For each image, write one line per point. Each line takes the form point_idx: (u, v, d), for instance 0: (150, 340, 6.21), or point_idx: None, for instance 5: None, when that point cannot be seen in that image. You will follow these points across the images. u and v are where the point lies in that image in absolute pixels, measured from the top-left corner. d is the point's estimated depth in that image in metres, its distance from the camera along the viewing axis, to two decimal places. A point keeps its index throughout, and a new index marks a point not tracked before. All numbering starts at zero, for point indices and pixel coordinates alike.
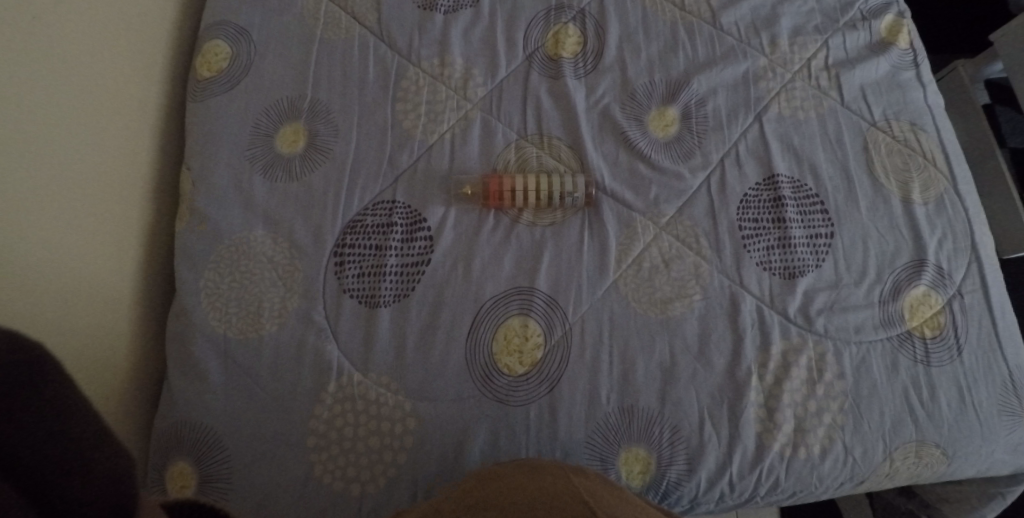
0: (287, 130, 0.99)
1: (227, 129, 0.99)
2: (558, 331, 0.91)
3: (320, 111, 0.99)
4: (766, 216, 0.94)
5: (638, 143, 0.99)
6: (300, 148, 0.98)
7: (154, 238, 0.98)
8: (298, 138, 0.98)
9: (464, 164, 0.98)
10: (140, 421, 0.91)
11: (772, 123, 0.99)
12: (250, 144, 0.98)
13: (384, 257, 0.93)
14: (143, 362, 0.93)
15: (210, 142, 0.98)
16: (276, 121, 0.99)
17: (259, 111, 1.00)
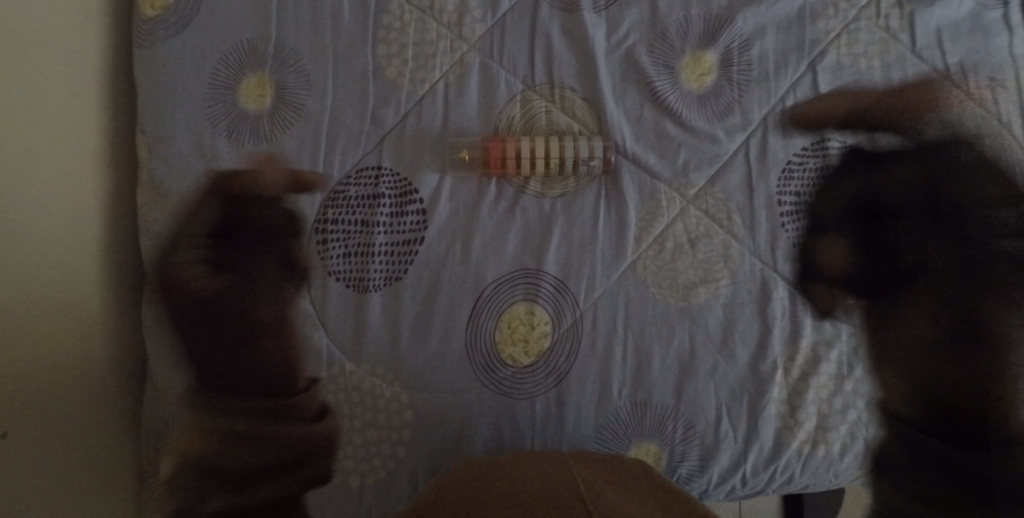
0: (251, 80, 0.84)
1: (181, 80, 0.84)
2: (567, 319, 0.82)
3: (288, 56, 0.84)
4: (810, 189, 0.83)
5: (667, 97, 0.85)
6: (269, 103, 0.84)
7: (115, 218, 0.88)
8: (265, 91, 0.84)
9: (462, 122, 0.84)
10: (120, 434, 0.87)
11: (826, 74, 0.85)
12: (210, 98, 0.84)
13: (373, 235, 0.83)
14: (117, 362, 0.87)
15: (165, 98, 0.84)
16: (237, 68, 0.84)
17: (218, 58, 0.84)
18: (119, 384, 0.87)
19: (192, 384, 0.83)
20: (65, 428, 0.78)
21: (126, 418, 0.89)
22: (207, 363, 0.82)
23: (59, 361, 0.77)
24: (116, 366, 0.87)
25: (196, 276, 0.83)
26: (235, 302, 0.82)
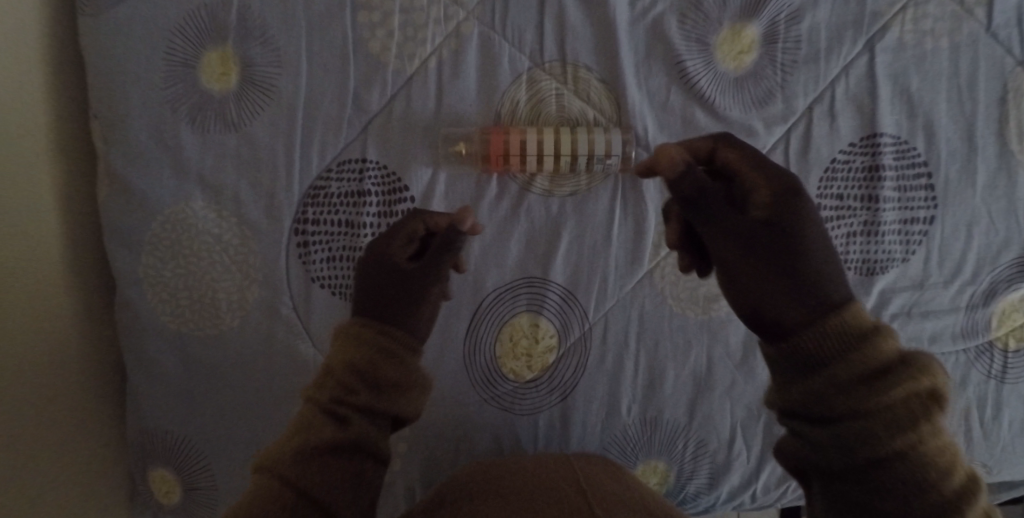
0: (213, 55, 0.73)
1: (136, 51, 0.73)
2: (574, 333, 0.75)
3: (253, 27, 0.73)
4: (855, 192, 0.74)
5: (699, 79, 0.74)
6: (234, 83, 0.73)
7: (77, 207, 0.77)
8: (230, 68, 0.73)
9: (458, 107, 0.74)
10: (102, 442, 0.82)
11: (886, 55, 0.74)
12: (167, 75, 0.73)
13: (359, 238, 0.75)
14: (93, 368, 0.80)
15: (116, 73, 0.73)
16: (197, 40, 0.73)
17: (175, 26, 0.73)
18: (96, 391, 0.81)
19: (174, 394, 0.79)
20: (39, 449, 0.72)
21: (109, 425, 0.83)
22: (375, 297, 0.62)
23: (27, 383, 0.71)
24: (91, 372, 0.80)
25: (405, 258, 0.64)
26: (422, 272, 0.63)
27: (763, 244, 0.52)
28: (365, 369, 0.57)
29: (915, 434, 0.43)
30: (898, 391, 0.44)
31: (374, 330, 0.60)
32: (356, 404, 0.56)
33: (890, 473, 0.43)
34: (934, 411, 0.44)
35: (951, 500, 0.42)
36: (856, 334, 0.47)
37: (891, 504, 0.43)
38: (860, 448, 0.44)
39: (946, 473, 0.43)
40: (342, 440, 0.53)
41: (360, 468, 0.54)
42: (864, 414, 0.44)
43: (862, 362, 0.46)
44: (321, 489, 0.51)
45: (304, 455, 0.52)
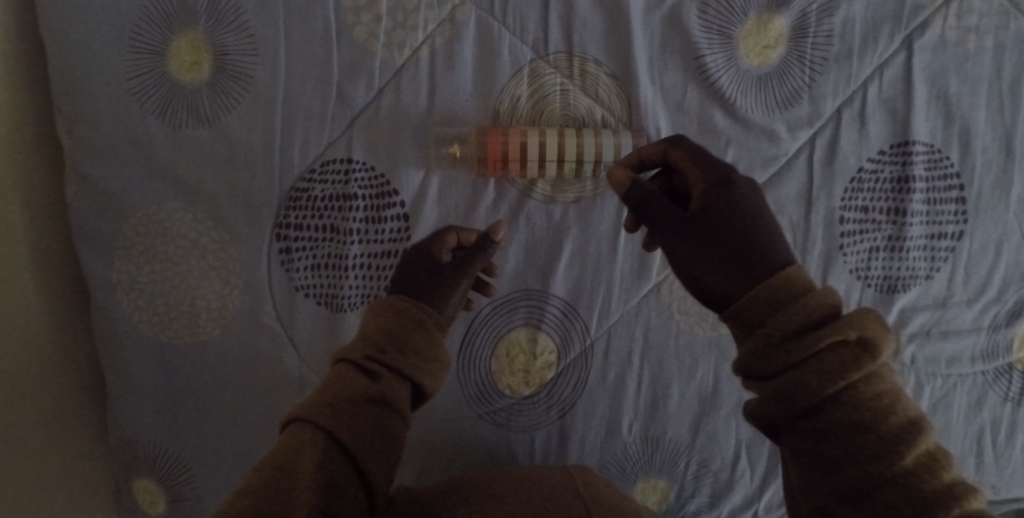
0: (182, 41, 0.68)
1: (98, 39, 0.68)
2: (575, 349, 0.70)
3: (224, 12, 0.67)
4: (881, 204, 0.68)
5: (719, 77, 0.67)
6: (206, 75, 0.68)
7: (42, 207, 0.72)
8: (202, 57, 0.68)
9: (452, 103, 0.68)
10: (86, 451, 0.78)
11: (925, 54, 0.67)
12: (132, 64, 0.68)
13: (345, 245, 0.69)
14: (70, 377, 0.76)
15: (77, 63, 0.68)
16: (163, 28, 0.68)
17: (140, 11, 0.68)
18: (76, 400, 0.77)
19: (156, 403, 0.76)
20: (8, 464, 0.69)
21: (93, 434, 0.79)
22: (409, 282, 0.61)
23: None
24: (68, 380, 0.76)
25: (444, 254, 0.63)
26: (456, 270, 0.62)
27: (697, 229, 0.51)
28: (395, 334, 0.56)
29: (846, 380, 0.43)
30: (829, 341, 0.43)
31: (404, 302, 0.58)
32: (387, 363, 0.54)
33: (829, 417, 0.43)
34: (867, 358, 0.43)
35: (892, 437, 0.42)
36: (795, 292, 0.46)
37: (835, 448, 0.43)
38: (795, 399, 0.44)
39: (885, 413, 0.43)
40: (373, 396, 0.52)
41: (390, 428, 0.52)
42: (796, 367, 0.44)
43: (802, 313, 0.45)
44: (354, 439, 0.49)
45: (337, 402, 0.51)
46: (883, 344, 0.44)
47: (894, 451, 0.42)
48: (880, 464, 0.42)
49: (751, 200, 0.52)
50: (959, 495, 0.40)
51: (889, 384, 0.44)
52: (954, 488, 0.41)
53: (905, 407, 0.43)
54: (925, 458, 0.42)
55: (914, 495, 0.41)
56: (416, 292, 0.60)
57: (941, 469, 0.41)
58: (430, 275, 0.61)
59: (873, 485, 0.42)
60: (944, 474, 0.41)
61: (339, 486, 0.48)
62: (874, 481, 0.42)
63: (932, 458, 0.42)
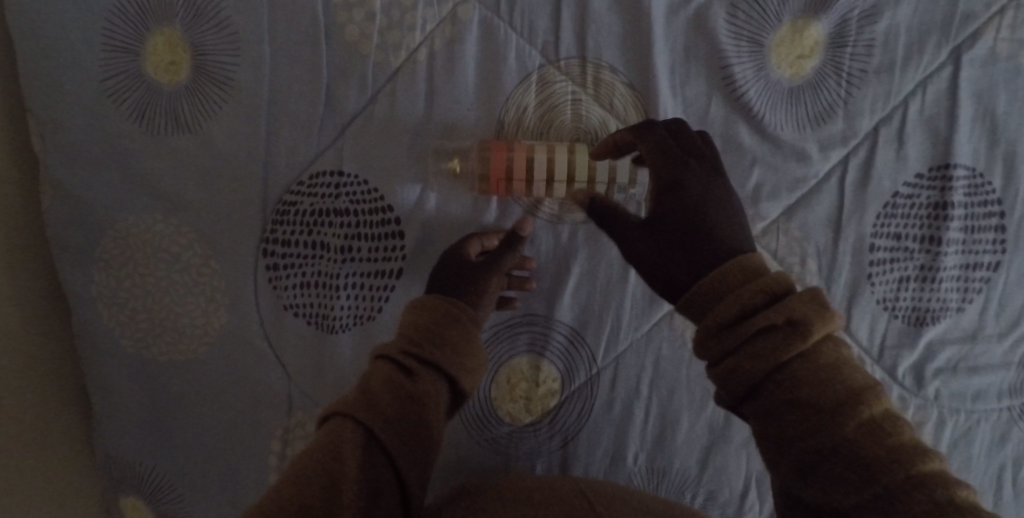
0: (158, 39, 0.64)
1: (71, 38, 0.64)
2: (580, 376, 0.66)
3: (204, 10, 0.63)
4: (915, 231, 0.63)
5: (747, 89, 0.61)
6: (184, 77, 0.64)
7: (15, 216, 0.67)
8: (180, 57, 0.64)
9: (453, 112, 0.62)
10: (68, 468, 0.74)
11: (971, 68, 0.61)
12: (107, 65, 0.64)
13: (336, 264, 0.65)
14: (50, 391, 0.71)
15: (49, 63, 0.64)
16: (139, 26, 0.64)
17: (112, 8, 0.64)
18: (59, 415, 0.73)
19: (139, 421, 0.71)
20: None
21: (78, 449, 0.74)
22: (441, 278, 0.58)
23: None
24: (47, 395, 0.71)
25: (475, 251, 0.61)
26: (488, 263, 0.59)
27: (658, 231, 0.50)
28: (429, 328, 0.53)
29: (775, 362, 0.42)
30: (756, 327, 0.43)
31: (440, 298, 0.56)
32: (423, 359, 0.51)
33: (769, 396, 0.43)
34: (799, 341, 0.42)
35: (829, 409, 0.41)
36: (737, 278, 0.45)
37: (779, 426, 0.42)
38: (731, 384, 0.44)
39: (821, 387, 0.41)
40: (411, 393, 0.49)
41: (429, 426, 0.49)
42: (731, 356, 0.43)
43: (739, 300, 0.44)
44: (389, 437, 0.47)
45: (374, 398, 0.48)
46: (815, 323, 0.42)
47: (836, 422, 0.41)
48: (824, 437, 0.41)
49: (706, 182, 0.51)
50: (902, 458, 0.39)
51: (828, 358, 0.42)
52: (897, 452, 0.39)
53: (847, 378, 0.42)
54: (867, 424, 0.40)
55: (857, 461, 0.40)
56: (450, 285, 0.58)
57: (886, 434, 0.40)
58: (463, 270, 0.59)
59: (819, 457, 0.41)
60: (888, 439, 0.40)
61: (375, 488, 0.45)
62: (822, 453, 0.41)
63: (875, 424, 0.40)
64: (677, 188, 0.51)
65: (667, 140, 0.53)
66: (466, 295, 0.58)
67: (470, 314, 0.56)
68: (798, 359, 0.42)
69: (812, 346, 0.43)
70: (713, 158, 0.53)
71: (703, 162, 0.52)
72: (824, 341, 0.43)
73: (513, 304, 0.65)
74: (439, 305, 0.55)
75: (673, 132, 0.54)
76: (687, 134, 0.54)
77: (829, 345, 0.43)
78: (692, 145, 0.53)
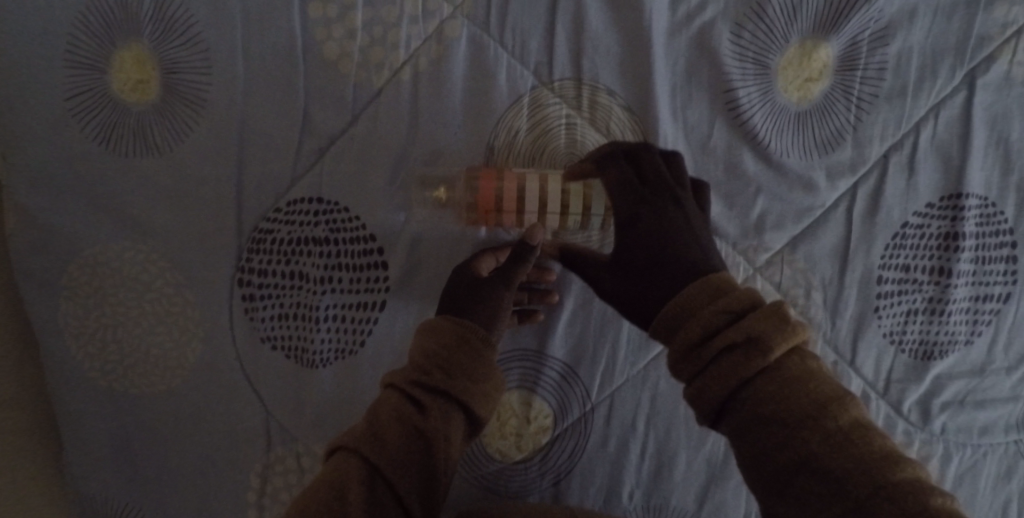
0: (125, 54, 0.60)
1: (32, 52, 0.60)
2: (573, 413, 0.63)
3: (175, 24, 0.59)
4: (924, 262, 0.60)
5: (752, 114, 0.57)
6: (152, 95, 0.60)
7: None
8: (148, 74, 0.60)
9: (440, 135, 0.59)
10: (26, 510, 0.68)
11: (986, 93, 0.59)
12: (70, 81, 0.60)
13: (316, 295, 0.61)
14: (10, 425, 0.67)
15: (9, 78, 0.60)
16: (104, 39, 0.60)
17: (75, 20, 0.59)
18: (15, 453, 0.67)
19: (103, 460, 0.66)
20: None
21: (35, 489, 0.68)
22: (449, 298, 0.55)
23: None
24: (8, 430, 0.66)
25: (483, 269, 0.57)
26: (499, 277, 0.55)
27: (622, 269, 0.50)
28: (440, 352, 0.50)
29: (740, 379, 0.41)
30: (717, 348, 0.42)
31: (451, 320, 0.52)
32: (432, 388, 0.48)
33: (738, 413, 0.41)
34: (758, 357, 0.41)
35: (797, 422, 0.39)
36: (700, 299, 0.44)
37: (751, 443, 0.41)
38: (702, 404, 0.43)
39: (787, 401, 0.40)
40: (420, 427, 0.46)
41: (440, 460, 0.46)
42: (699, 377, 0.43)
43: (699, 321, 0.43)
44: (394, 474, 0.45)
45: (381, 432, 0.46)
46: (775, 338, 0.41)
47: (803, 434, 0.39)
48: (794, 450, 0.39)
49: (669, 203, 0.50)
50: (870, 468, 0.37)
51: (793, 371, 0.41)
52: (865, 462, 0.37)
53: (814, 390, 0.40)
54: (835, 434, 0.39)
55: (826, 473, 0.38)
56: (459, 302, 0.54)
57: (854, 444, 0.38)
58: (471, 286, 0.54)
59: (792, 471, 0.39)
60: (855, 449, 0.38)
61: None
62: (794, 467, 0.39)
63: (843, 435, 0.39)
64: (631, 226, 0.50)
65: (629, 177, 0.51)
66: (475, 311, 0.53)
67: (484, 334, 0.52)
68: (763, 374, 0.41)
69: (777, 359, 0.41)
70: (677, 186, 0.51)
71: (664, 193, 0.50)
72: (789, 355, 0.42)
73: (535, 315, 0.61)
74: (445, 329, 0.51)
75: (634, 159, 0.52)
76: (648, 161, 0.51)
77: (795, 357, 0.42)
78: (653, 176, 0.51)
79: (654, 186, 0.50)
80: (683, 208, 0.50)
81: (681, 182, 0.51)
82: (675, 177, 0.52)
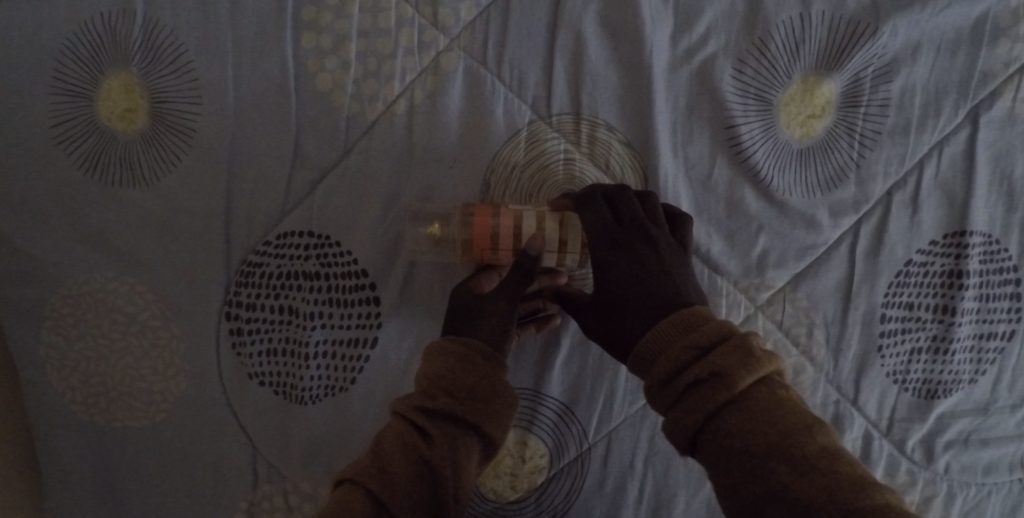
0: (113, 82, 0.58)
1: (18, 79, 0.58)
2: (569, 452, 0.61)
3: (164, 53, 0.58)
4: (928, 300, 0.59)
5: (754, 151, 0.56)
6: (140, 125, 0.58)
7: None
8: (136, 103, 0.58)
9: (435, 169, 0.57)
10: None
11: (989, 129, 0.58)
12: (56, 109, 0.58)
13: (305, 331, 0.59)
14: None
15: None
16: (92, 67, 0.58)
17: (62, 47, 0.58)
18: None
19: (84, 499, 0.63)
20: None
21: None
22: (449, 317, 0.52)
23: None
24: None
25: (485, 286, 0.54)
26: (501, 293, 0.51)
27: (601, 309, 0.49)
28: (446, 375, 0.47)
29: (707, 412, 0.40)
30: (685, 383, 0.41)
31: (452, 341, 0.49)
32: (438, 412, 0.46)
33: (711, 447, 0.40)
34: (723, 392, 0.40)
35: (763, 452, 0.39)
36: (670, 334, 0.43)
37: (723, 476, 0.40)
38: (675, 438, 0.42)
39: (754, 433, 0.39)
40: (426, 458, 0.44)
41: (450, 489, 0.43)
42: (669, 412, 0.42)
43: (669, 358, 0.42)
44: (398, 507, 0.43)
45: (388, 465, 0.44)
46: (740, 371, 0.40)
47: (769, 465, 0.39)
48: (762, 481, 0.39)
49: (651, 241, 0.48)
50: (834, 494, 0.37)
51: (760, 401, 0.40)
52: (829, 489, 0.37)
53: (780, 420, 0.40)
54: (800, 463, 0.38)
55: (795, 503, 0.38)
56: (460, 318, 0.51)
57: (821, 472, 0.38)
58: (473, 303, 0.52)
59: (761, 503, 0.39)
60: (821, 477, 0.38)
61: None
62: (760, 497, 0.39)
63: (808, 464, 0.38)
64: (605, 267, 0.48)
65: (606, 219, 0.49)
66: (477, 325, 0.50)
67: (492, 353, 0.49)
68: (730, 406, 0.40)
69: (743, 390, 0.41)
70: (651, 225, 0.50)
71: (639, 233, 0.49)
72: (756, 386, 0.41)
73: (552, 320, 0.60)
74: (447, 350, 0.48)
75: (610, 197, 0.52)
76: (624, 202, 0.51)
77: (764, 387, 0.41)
78: (629, 217, 0.50)
79: (629, 226, 0.49)
80: (657, 246, 0.48)
81: (657, 221, 0.50)
82: (650, 217, 0.51)
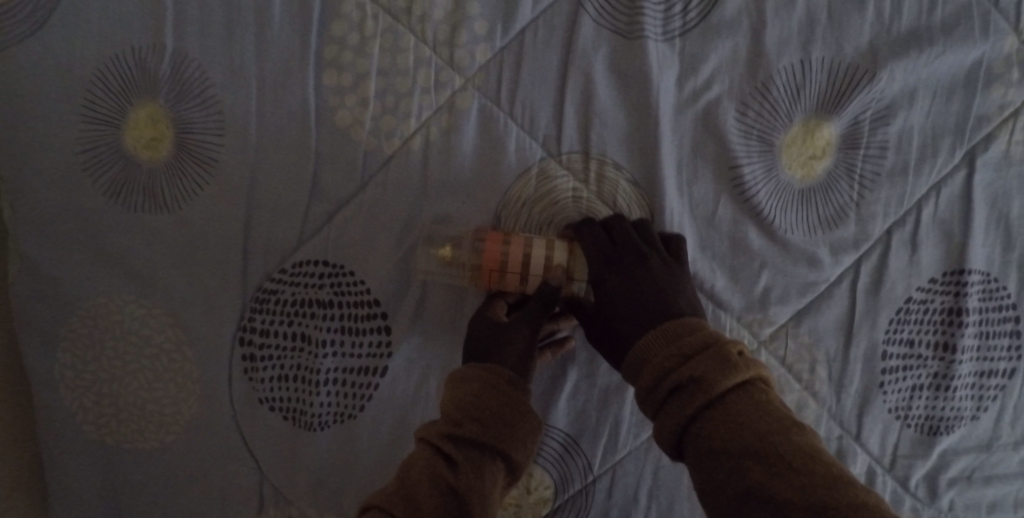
0: (140, 113, 0.60)
1: (50, 109, 0.60)
2: (574, 484, 0.62)
3: (191, 87, 0.60)
4: (929, 337, 0.60)
5: (756, 190, 0.58)
6: (164, 155, 0.61)
7: None
8: (162, 133, 0.60)
9: (448, 203, 0.59)
10: None
11: (985, 172, 0.60)
12: (85, 138, 0.61)
13: (317, 358, 0.60)
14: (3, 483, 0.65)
15: (26, 134, 0.61)
16: (121, 98, 0.60)
17: (94, 79, 0.60)
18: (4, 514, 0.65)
19: None
20: None
21: None
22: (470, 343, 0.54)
23: None
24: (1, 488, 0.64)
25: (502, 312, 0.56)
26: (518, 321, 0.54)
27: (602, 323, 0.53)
28: (471, 402, 0.48)
29: (687, 416, 0.43)
30: (667, 388, 0.44)
31: (478, 368, 0.51)
32: (465, 440, 0.47)
33: (694, 447, 0.43)
34: (701, 396, 0.43)
35: (740, 451, 0.41)
36: (656, 343, 0.47)
37: (704, 475, 0.42)
38: (663, 440, 0.44)
39: (730, 434, 0.41)
40: (454, 486, 0.45)
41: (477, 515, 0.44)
42: (657, 414, 0.45)
43: (654, 365, 0.45)
44: None
45: (413, 492, 0.45)
46: (718, 377, 0.43)
47: (746, 463, 0.40)
48: (738, 479, 0.40)
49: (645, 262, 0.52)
50: (807, 488, 0.38)
51: (739, 405, 0.42)
52: (801, 484, 0.38)
53: (757, 422, 0.41)
54: (774, 462, 0.40)
55: (770, 500, 0.39)
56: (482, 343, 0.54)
57: (795, 471, 0.39)
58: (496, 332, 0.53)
59: (740, 500, 0.40)
60: (795, 475, 0.39)
61: None
62: (739, 495, 0.40)
63: (784, 463, 0.40)
64: (599, 284, 0.53)
65: (600, 238, 0.54)
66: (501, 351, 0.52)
67: (515, 381, 0.50)
68: (710, 409, 0.43)
69: (724, 395, 0.43)
70: (642, 244, 0.53)
71: (630, 251, 0.53)
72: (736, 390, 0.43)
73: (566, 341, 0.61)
74: (472, 377, 0.50)
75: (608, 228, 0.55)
76: (620, 229, 0.54)
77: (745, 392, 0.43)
78: (622, 239, 0.53)
79: (622, 246, 0.53)
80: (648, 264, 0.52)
81: (651, 242, 0.54)
82: (645, 240, 0.54)
